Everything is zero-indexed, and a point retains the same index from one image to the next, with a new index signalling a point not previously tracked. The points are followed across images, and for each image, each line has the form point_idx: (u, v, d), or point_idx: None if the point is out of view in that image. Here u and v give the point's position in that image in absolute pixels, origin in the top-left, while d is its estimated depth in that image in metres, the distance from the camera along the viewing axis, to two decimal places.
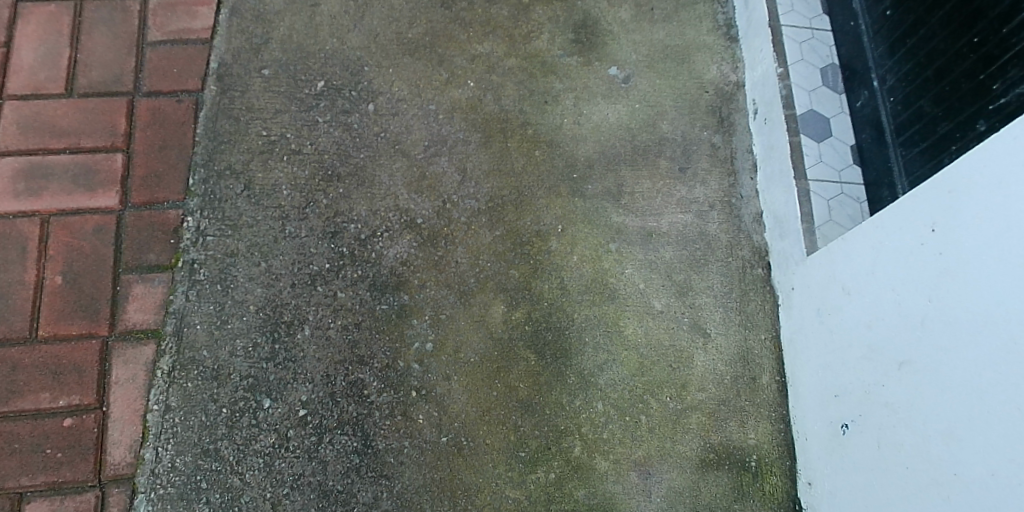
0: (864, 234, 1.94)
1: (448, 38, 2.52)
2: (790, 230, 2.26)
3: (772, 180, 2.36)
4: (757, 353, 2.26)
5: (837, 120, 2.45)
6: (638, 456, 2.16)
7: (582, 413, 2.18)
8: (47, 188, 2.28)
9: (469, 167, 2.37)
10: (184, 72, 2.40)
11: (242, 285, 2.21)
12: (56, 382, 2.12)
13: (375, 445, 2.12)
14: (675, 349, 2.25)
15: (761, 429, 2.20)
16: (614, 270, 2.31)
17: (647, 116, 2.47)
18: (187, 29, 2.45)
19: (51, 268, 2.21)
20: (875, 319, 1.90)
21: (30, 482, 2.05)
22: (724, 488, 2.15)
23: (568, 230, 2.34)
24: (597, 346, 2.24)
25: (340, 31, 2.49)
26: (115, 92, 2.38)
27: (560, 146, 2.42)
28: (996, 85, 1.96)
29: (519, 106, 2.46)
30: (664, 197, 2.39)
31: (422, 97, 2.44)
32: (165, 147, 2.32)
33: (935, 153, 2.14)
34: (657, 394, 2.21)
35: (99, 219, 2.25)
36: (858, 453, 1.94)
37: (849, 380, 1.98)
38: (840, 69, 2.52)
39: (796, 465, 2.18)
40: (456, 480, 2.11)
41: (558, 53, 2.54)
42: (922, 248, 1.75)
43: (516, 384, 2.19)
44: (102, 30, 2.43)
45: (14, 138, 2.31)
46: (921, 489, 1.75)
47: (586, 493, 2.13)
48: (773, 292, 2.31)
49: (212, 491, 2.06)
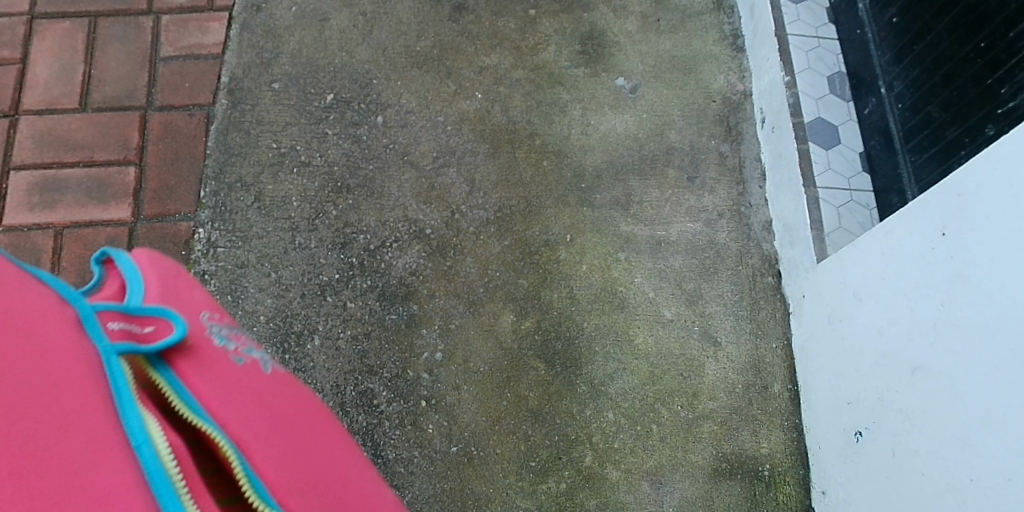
0: (873, 239, 1.93)
1: (455, 51, 2.55)
2: (799, 237, 2.25)
3: (781, 188, 2.36)
4: (768, 361, 2.25)
5: (845, 128, 2.45)
6: (650, 465, 2.14)
7: (593, 423, 2.17)
8: (60, 200, 2.30)
9: (478, 178, 2.39)
10: (196, 86, 2.44)
11: (252, 295, 2.22)
12: None
13: (385, 455, 2.11)
14: (685, 357, 2.24)
15: (774, 438, 2.18)
16: (624, 279, 2.30)
17: (654, 125, 2.48)
18: (198, 44, 2.49)
19: (64, 280, 2.22)
20: (886, 324, 1.88)
21: None
22: (737, 498, 2.12)
23: (576, 239, 2.34)
24: (606, 355, 2.23)
25: (349, 45, 2.52)
26: (128, 106, 2.41)
27: (567, 156, 2.44)
28: (1004, 89, 1.95)
29: (526, 117, 2.48)
30: (673, 206, 2.39)
31: (431, 109, 2.46)
32: (178, 159, 2.35)
33: (945, 158, 2.13)
34: (668, 403, 2.19)
35: (111, 230, 2.28)
36: (873, 460, 1.92)
37: (862, 387, 1.96)
38: (846, 78, 2.53)
39: (809, 474, 2.15)
40: (466, 489, 2.10)
41: (565, 64, 2.56)
42: (932, 252, 1.74)
43: (526, 393, 2.19)
44: (116, 47, 2.47)
45: (29, 152, 2.34)
46: (938, 496, 1.72)
47: (598, 503, 2.11)
48: (783, 301, 2.30)
49: None
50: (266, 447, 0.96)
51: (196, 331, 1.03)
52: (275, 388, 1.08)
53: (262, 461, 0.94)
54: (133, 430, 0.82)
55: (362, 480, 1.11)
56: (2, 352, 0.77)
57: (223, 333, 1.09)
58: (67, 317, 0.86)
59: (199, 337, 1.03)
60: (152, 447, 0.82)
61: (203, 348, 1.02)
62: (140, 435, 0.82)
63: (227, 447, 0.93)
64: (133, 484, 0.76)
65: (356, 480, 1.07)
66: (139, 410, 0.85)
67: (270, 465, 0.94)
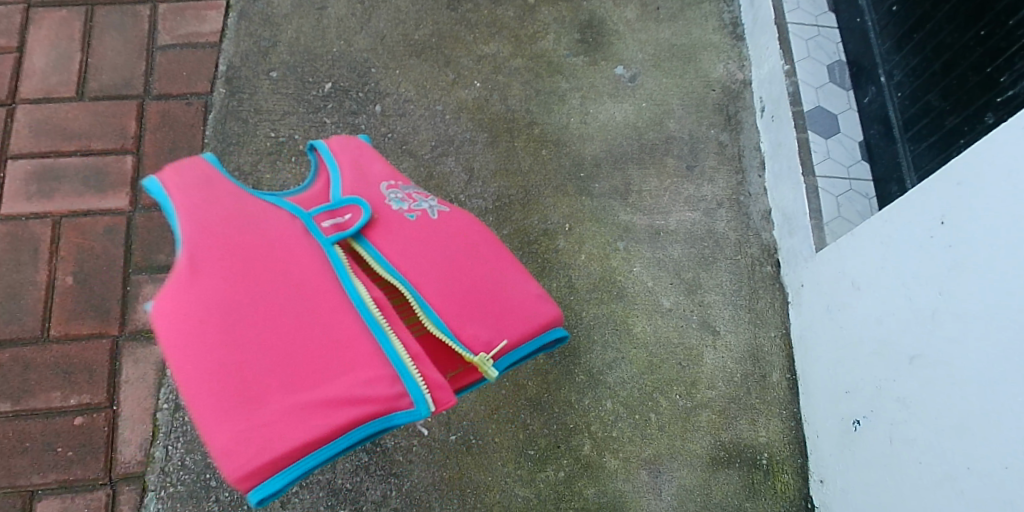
0: (872, 228, 1.93)
1: (454, 40, 2.54)
2: (798, 226, 2.25)
3: (780, 177, 2.36)
4: (766, 350, 2.25)
5: (844, 116, 2.45)
6: (648, 454, 2.15)
7: (592, 412, 2.18)
8: (58, 189, 2.30)
9: (476, 167, 2.38)
10: (193, 75, 2.43)
11: None
12: (67, 381, 2.13)
13: (384, 443, 2.12)
14: (684, 346, 2.24)
15: (772, 427, 2.19)
16: (623, 268, 2.30)
17: (653, 114, 2.48)
18: (196, 32, 2.48)
19: (63, 269, 2.22)
20: (885, 313, 1.88)
21: (41, 481, 2.06)
22: (735, 486, 2.13)
23: (575, 229, 2.34)
24: (605, 344, 2.23)
25: (347, 33, 2.51)
26: (126, 95, 2.40)
27: (566, 145, 2.43)
28: (1004, 77, 1.95)
29: (525, 106, 2.47)
30: (672, 195, 2.39)
31: (429, 98, 2.45)
32: (176, 148, 2.35)
33: (944, 146, 2.13)
34: (667, 392, 2.20)
35: (109, 220, 2.27)
36: (870, 449, 1.92)
37: (860, 376, 1.96)
38: (846, 66, 2.52)
39: (807, 463, 2.15)
40: (465, 478, 2.11)
41: (564, 53, 2.55)
42: (932, 241, 1.74)
43: (525, 382, 2.19)
44: (113, 35, 2.46)
45: (27, 141, 2.34)
46: (935, 485, 1.72)
47: (596, 491, 2.11)
48: (782, 290, 2.30)
49: (221, 490, 2.06)
50: (426, 276, 1.58)
51: (379, 206, 1.65)
52: (434, 226, 1.66)
53: (430, 294, 1.57)
54: (353, 296, 1.50)
55: (505, 274, 1.65)
56: (285, 290, 1.47)
57: (400, 197, 1.69)
58: (300, 228, 1.56)
59: (379, 211, 1.65)
60: (360, 294, 1.51)
61: (384, 216, 1.64)
62: (351, 289, 1.51)
63: (409, 287, 1.57)
64: (356, 333, 1.46)
65: (496, 272, 1.64)
66: (352, 280, 1.52)
67: (435, 296, 1.57)
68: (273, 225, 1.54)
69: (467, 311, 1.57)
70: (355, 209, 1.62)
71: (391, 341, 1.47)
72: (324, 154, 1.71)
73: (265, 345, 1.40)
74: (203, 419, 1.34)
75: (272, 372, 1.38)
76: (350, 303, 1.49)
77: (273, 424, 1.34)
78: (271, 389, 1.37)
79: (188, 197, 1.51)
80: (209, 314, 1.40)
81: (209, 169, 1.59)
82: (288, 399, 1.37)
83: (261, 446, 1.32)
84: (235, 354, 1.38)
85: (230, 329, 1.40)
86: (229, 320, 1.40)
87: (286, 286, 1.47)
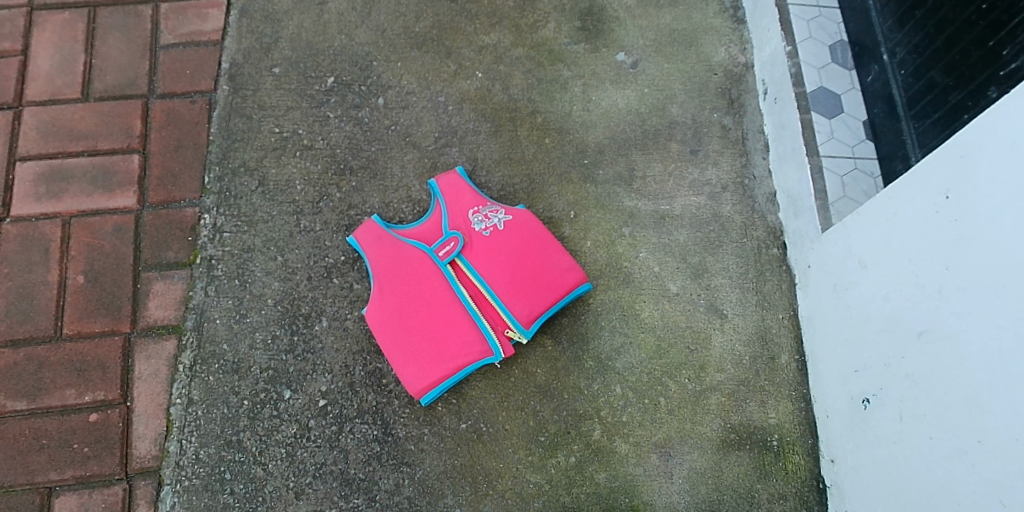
0: (877, 206, 1.92)
1: (454, 31, 2.54)
2: (804, 208, 2.25)
3: (784, 158, 2.35)
4: (775, 332, 2.25)
5: (847, 96, 2.44)
6: (658, 438, 2.16)
7: (601, 397, 2.19)
8: (67, 190, 2.32)
9: (480, 156, 2.39)
10: (197, 73, 2.44)
11: (259, 279, 2.24)
12: (81, 379, 2.16)
13: (395, 433, 2.14)
14: (691, 330, 2.24)
15: (782, 409, 2.19)
16: (628, 254, 2.31)
17: (657, 100, 2.47)
18: (198, 31, 2.49)
19: (74, 268, 2.25)
20: (892, 290, 1.88)
21: (59, 477, 2.09)
22: (746, 468, 2.14)
23: (580, 216, 2.34)
24: (613, 329, 2.24)
25: (348, 27, 2.51)
26: (130, 95, 2.42)
27: (569, 132, 2.43)
28: (1007, 51, 1.95)
29: (527, 95, 2.47)
30: (676, 179, 2.39)
31: (431, 90, 2.46)
32: (181, 146, 2.36)
33: (948, 122, 2.12)
34: (676, 376, 2.20)
35: (118, 218, 2.29)
36: (880, 427, 1.92)
37: (869, 354, 1.95)
38: (849, 45, 2.50)
39: (818, 443, 2.15)
40: (477, 465, 2.12)
41: (565, 41, 2.54)
42: (936, 216, 1.74)
43: (534, 370, 2.20)
44: (116, 36, 2.48)
45: (35, 142, 2.36)
46: (946, 459, 1.72)
47: (607, 476, 2.13)
48: (788, 271, 2.30)
49: (236, 482, 2.09)
50: (497, 275, 2.15)
51: (467, 231, 2.19)
52: (504, 239, 2.18)
53: (502, 288, 2.14)
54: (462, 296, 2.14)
55: (554, 269, 2.16)
56: (432, 296, 2.14)
57: (480, 218, 2.20)
58: (428, 259, 2.17)
59: (468, 237, 2.19)
60: (463, 294, 2.14)
61: (472, 236, 2.19)
62: (458, 290, 2.14)
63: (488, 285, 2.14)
64: (466, 319, 2.12)
65: (541, 260, 2.16)
66: (458, 284, 2.15)
67: (506, 290, 2.14)
68: (411, 258, 2.17)
69: (523, 295, 2.13)
70: (453, 238, 2.17)
71: (484, 322, 2.12)
72: (434, 194, 2.25)
73: (427, 328, 2.11)
74: (406, 382, 2.08)
75: (434, 349, 2.10)
76: (457, 300, 2.14)
77: (433, 374, 2.09)
78: (439, 358, 2.10)
79: (372, 248, 2.20)
80: (394, 320, 2.12)
81: (375, 227, 2.22)
82: (443, 363, 2.09)
83: (441, 388, 2.09)
84: (414, 339, 2.11)
85: (408, 326, 2.11)
86: (404, 320, 2.12)
87: (431, 294, 2.14)
